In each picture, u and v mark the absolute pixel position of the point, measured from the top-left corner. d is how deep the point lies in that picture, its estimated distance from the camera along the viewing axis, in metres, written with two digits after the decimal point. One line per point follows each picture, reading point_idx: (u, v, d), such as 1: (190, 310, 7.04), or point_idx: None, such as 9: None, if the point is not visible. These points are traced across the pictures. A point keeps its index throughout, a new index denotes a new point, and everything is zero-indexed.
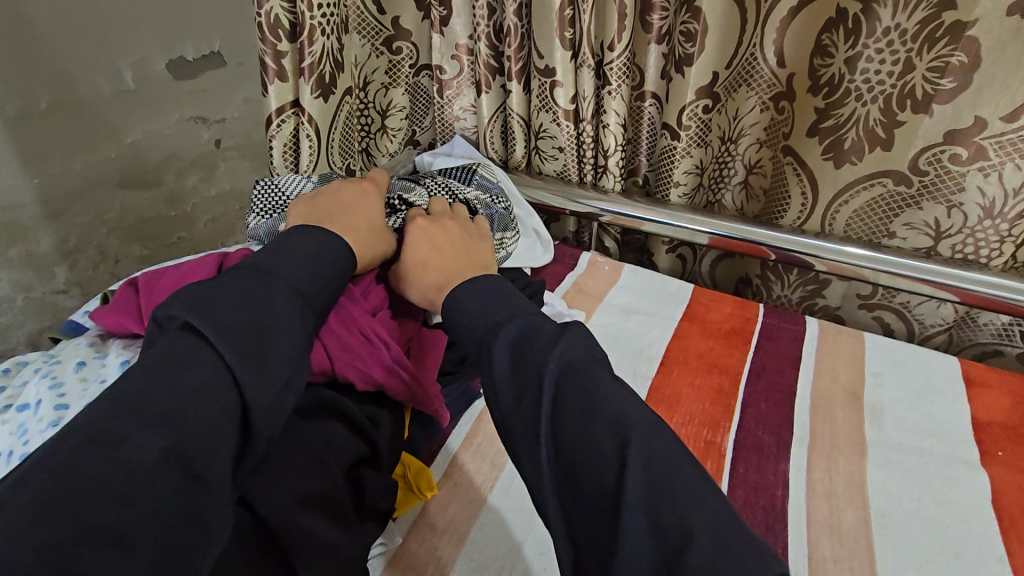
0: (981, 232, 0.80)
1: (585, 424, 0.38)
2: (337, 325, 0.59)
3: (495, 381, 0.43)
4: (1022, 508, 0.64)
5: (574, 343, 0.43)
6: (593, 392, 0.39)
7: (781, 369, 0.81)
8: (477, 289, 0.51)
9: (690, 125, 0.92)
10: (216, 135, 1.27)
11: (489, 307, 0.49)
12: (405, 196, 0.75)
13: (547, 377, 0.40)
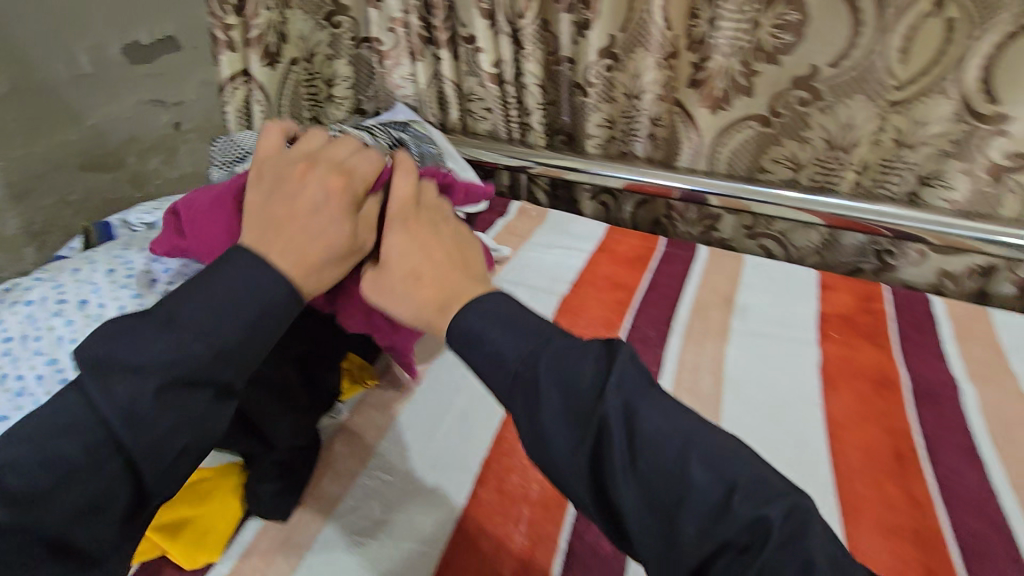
0: (829, 161, 0.97)
1: (661, 462, 0.37)
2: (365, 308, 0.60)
3: (549, 436, 0.40)
4: (838, 368, 0.78)
5: (625, 375, 0.41)
6: (657, 437, 0.38)
7: (672, 285, 0.95)
8: (487, 317, 0.45)
9: (596, 82, 1.07)
10: (176, 117, 1.19)
11: (507, 346, 0.44)
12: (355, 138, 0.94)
13: (610, 416, 0.39)
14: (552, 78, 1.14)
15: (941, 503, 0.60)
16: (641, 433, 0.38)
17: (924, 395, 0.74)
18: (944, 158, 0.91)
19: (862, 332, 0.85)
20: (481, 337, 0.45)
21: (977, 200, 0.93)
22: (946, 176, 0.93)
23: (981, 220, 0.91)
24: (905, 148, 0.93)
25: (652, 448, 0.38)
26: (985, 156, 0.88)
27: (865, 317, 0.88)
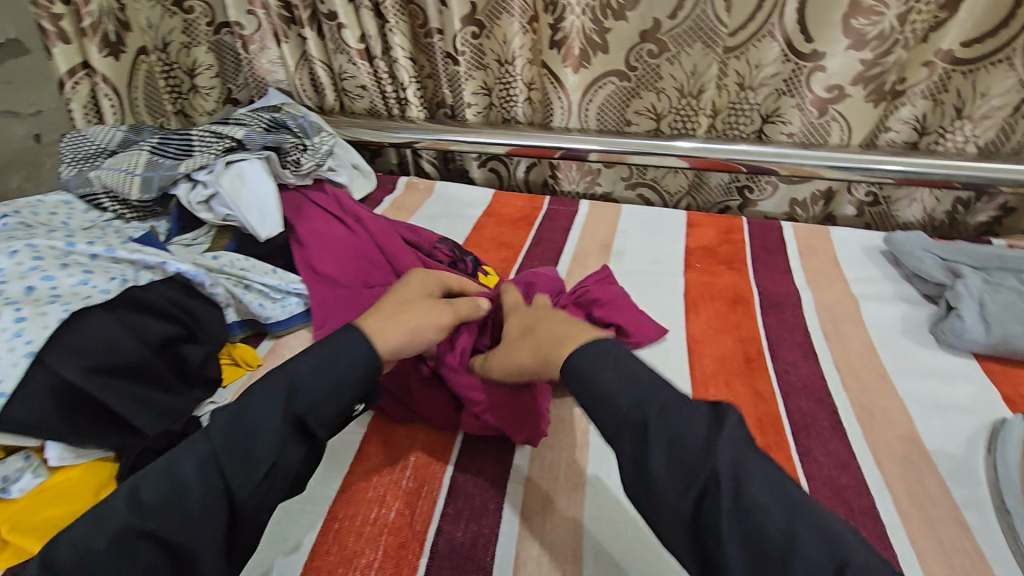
0: (684, 108, 1.06)
1: (764, 522, 0.40)
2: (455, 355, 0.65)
3: (654, 478, 0.44)
4: (701, 294, 0.87)
5: (734, 438, 0.44)
6: (764, 503, 0.41)
7: (554, 239, 1.00)
8: (609, 367, 0.50)
9: (465, 50, 1.08)
10: (35, 128, 1.02)
11: (628, 391, 0.48)
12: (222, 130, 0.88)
13: (720, 477, 0.42)
14: (425, 49, 1.14)
15: (780, 392, 0.69)
16: (747, 496, 0.41)
17: (770, 305, 0.84)
18: (779, 96, 1.02)
19: (721, 260, 0.94)
20: (593, 377, 0.50)
21: (810, 130, 1.04)
22: (783, 113, 1.03)
23: (814, 148, 1.02)
24: (747, 89, 1.03)
25: (759, 509, 0.41)
26: (810, 90, 0.99)
27: (724, 246, 0.98)
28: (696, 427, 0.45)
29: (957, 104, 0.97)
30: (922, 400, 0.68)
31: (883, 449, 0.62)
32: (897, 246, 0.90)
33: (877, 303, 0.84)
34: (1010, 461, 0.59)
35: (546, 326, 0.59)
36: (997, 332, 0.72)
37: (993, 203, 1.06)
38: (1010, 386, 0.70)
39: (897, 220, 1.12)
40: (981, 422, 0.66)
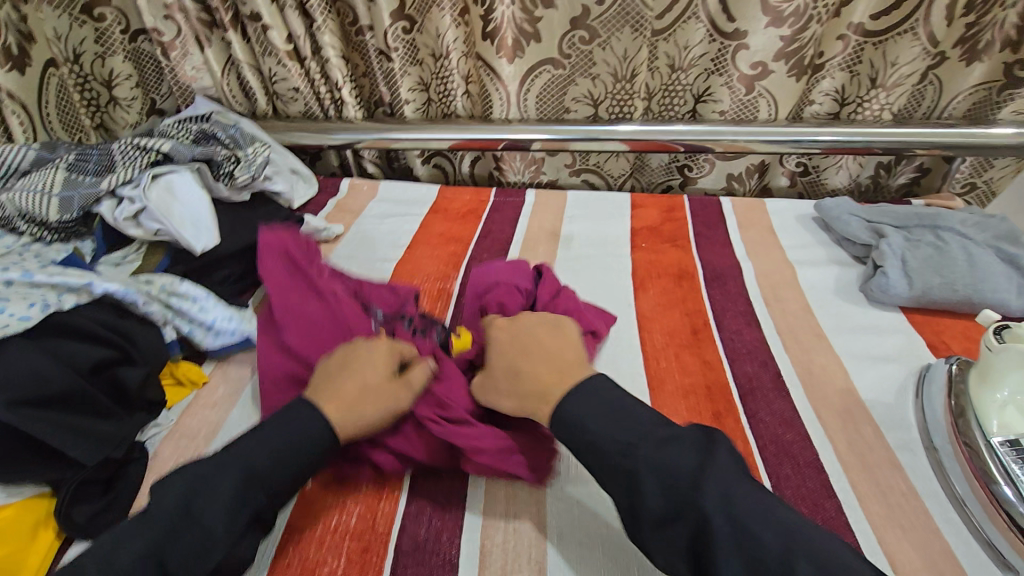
0: (619, 93, 1.08)
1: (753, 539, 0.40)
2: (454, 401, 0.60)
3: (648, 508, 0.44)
4: (648, 272, 0.89)
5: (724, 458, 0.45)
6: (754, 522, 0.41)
7: (503, 230, 1.01)
8: (585, 396, 0.51)
9: (397, 46, 1.07)
10: None
11: (617, 429, 0.48)
12: (147, 142, 0.83)
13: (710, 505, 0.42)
14: (358, 48, 1.11)
15: (726, 359, 0.72)
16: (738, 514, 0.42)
17: (714, 278, 0.87)
18: (709, 76, 1.05)
19: (665, 238, 0.97)
20: (583, 422, 0.50)
21: (740, 107, 1.08)
22: (713, 92, 1.07)
23: (745, 124, 1.06)
24: (679, 71, 1.06)
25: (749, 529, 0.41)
26: (736, 69, 1.02)
27: (667, 225, 1.00)
28: (684, 461, 0.45)
29: (871, 74, 1.02)
30: (856, 354, 0.73)
31: (824, 403, 0.65)
32: (827, 212, 0.95)
33: (812, 268, 0.89)
34: (934, 402, 0.63)
35: (534, 361, 0.55)
36: (919, 285, 0.77)
37: (911, 166, 1.13)
38: (933, 334, 0.75)
39: (827, 187, 1.18)
40: (909, 369, 0.70)
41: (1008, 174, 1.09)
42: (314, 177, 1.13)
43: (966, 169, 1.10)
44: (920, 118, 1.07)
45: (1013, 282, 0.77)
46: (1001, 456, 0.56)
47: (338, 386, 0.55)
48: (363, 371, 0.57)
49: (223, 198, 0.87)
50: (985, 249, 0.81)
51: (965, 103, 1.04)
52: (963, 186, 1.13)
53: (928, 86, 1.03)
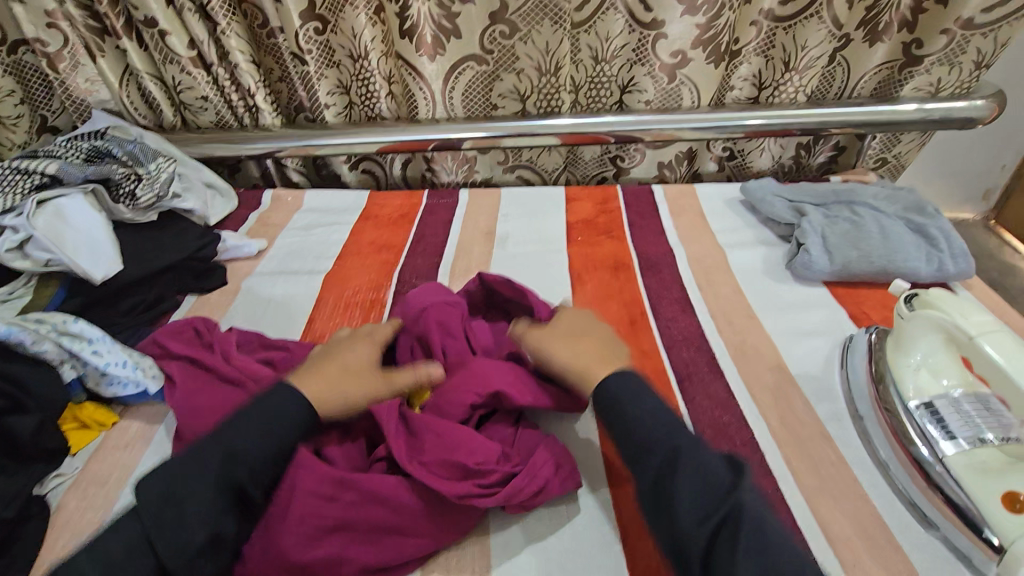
0: (544, 87, 1.07)
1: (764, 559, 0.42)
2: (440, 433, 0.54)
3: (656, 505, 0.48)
4: (584, 266, 0.89)
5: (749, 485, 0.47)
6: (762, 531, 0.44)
7: (436, 233, 0.98)
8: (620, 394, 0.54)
9: (311, 48, 1.02)
10: None
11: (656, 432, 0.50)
12: (27, 163, 0.76)
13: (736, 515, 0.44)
14: (271, 51, 1.05)
15: (663, 347, 0.72)
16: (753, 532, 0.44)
17: (649, 267, 0.88)
18: (632, 66, 1.05)
19: (600, 230, 0.97)
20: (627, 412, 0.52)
21: (664, 96, 1.09)
22: (637, 82, 1.07)
23: (670, 113, 1.08)
24: (603, 62, 1.05)
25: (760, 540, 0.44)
26: (657, 58, 1.03)
27: (602, 217, 1.00)
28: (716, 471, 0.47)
29: (785, 58, 1.05)
30: (785, 331, 0.74)
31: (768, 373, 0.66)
32: (752, 194, 0.98)
33: (741, 250, 0.91)
34: (857, 370, 0.65)
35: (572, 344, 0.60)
36: (839, 259, 0.80)
37: (828, 145, 1.18)
38: (855, 305, 0.78)
39: (753, 170, 1.21)
40: (834, 341, 0.72)
41: (914, 148, 1.16)
42: (233, 190, 1.07)
43: (878, 145, 1.16)
44: (833, 98, 1.12)
45: (923, 251, 0.81)
46: (918, 418, 0.57)
47: (322, 365, 0.58)
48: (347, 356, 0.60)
49: (127, 219, 0.82)
50: (897, 221, 0.85)
51: (871, 82, 1.09)
52: (875, 161, 1.19)
53: (838, 68, 1.07)
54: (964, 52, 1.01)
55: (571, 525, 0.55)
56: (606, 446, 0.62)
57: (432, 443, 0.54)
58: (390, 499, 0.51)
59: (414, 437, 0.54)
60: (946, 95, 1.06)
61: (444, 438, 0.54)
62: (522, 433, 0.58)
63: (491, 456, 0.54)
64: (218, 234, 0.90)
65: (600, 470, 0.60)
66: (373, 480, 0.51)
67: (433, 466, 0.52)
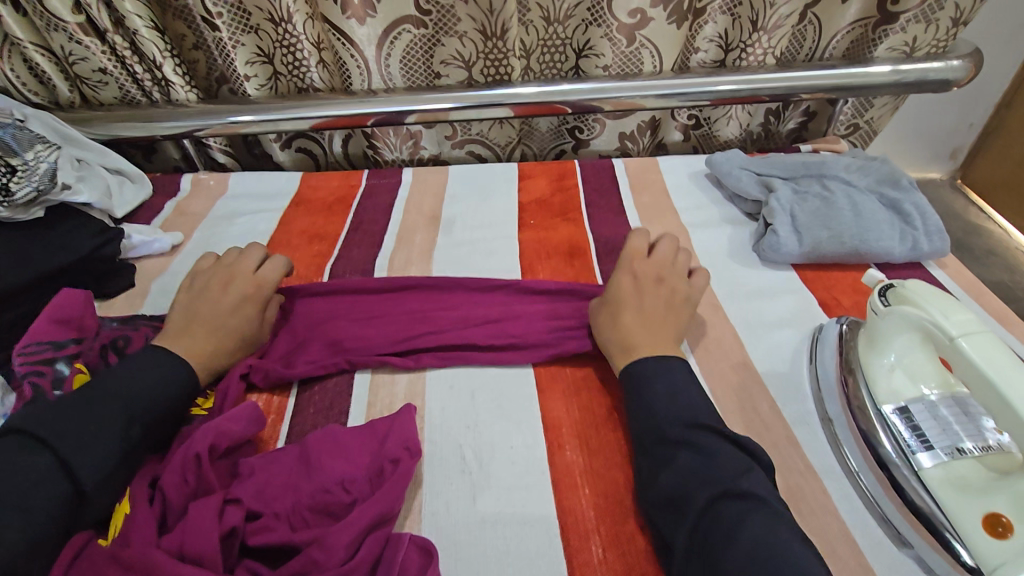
0: (491, 52, 0.96)
1: None
2: (308, 508, 0.50)
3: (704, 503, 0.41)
4: (537, 253, 0.81)
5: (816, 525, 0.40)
6: None
7: (375, 219, 0.89)
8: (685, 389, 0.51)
9: (220, 10, 0.89)
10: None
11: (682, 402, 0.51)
12: None
13: None
14: (181, 14, 0.92)
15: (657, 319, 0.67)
16: None
17: (607, 252, 0.81)
18: (587, 26, 0.95)
19: (555, 212, 0.89)
20: None
21: (624, 61, 1.00)
22: (594, 45, 0.97)
23: (631, 78, 0.98)
24: (555, 23, 0.95)
25: None
26: (615, 18, 0.93)
27: (557, 196, 0.92)
28: None
29: (752, 16, 0.96)
30: (751, 322, 0.69)
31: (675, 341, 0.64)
32: (717, 167, 0.90)
33: (704, 229, 0.84)
34: (827, 367, 0.60)
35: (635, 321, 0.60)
36: (809, 241, 0.74)
37: (798, 111, 1.11)
38: (824, 290, 0.73)
39: (719, 139, 1.14)
40: (802, 333, 0.67)
41: (887, 113, 1.09)
42: (146, 175, 0.95)
43: (849, 110, 1.10)
44: (803, 60, 1.04)
45: (897, 228, 0.75)
46: (891, 423, 0.52)
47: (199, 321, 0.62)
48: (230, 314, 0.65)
49: (5, 218, 0.70)
50: (869, 195, 0.79)
51: (843, 42, 1.02)
52: (846, 127, 1.12)
53: (808, 27, 0.99)
54: (941, 8, 0.94)
55: (518, 551, 0.50)
56: (554, 461, 0.56)
57: (309, 517, 0.50)
58: None
59: (286, 516, 0.50)
60: (920, 56, 1.00)
61: (319, 517, 0.50)
62: (390, 479, 0.51)
63: (365, 532, 0.48)
64: (122, 229, 0.79)
65: (548, 487, 0.54)
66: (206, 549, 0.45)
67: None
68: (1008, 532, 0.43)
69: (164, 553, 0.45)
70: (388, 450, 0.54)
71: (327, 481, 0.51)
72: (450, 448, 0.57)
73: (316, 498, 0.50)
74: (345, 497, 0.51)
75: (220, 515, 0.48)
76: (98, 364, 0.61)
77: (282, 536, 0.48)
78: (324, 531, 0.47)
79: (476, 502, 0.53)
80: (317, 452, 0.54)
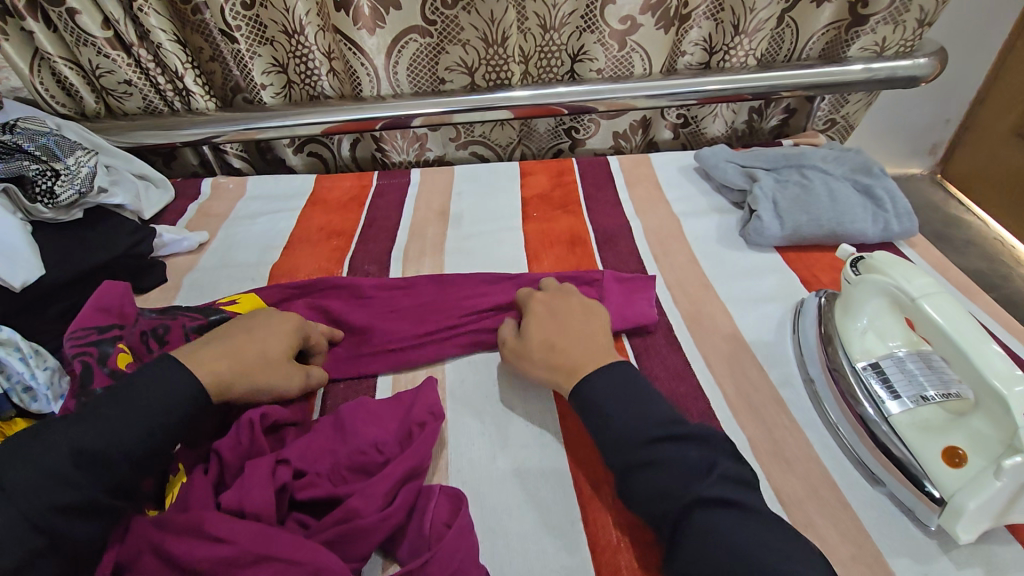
0: (492, 58, 1.03)
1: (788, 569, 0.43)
2: (348, 467, 0.56)
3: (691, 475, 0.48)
4: (541, 242, 0.88)
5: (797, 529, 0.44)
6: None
7: (388, 216, 0.95)
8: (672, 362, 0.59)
9: (239, 24, 0.95)
10: None
11: None
12: None
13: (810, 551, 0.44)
14: (200, 28, 0.98)
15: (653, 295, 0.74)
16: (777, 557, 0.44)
17: (605, 240, 0.87)
18: (581, 33, 1.02)
19: (556, 205, 0.95)
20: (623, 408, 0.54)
21: (616, 64, 1.07)
22: (588, 50, 1.04)
23: (623, 80, 1.05)
24: (551, 31, 1.01)
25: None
26: (607, 25, 1.00)
27: (557, 191, 0.99)
28: None
29: (734, 21, 1.03)
30: (739, 298, 0.75)
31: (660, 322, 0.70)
32: (705, 161, 0.97)
33: (695, 218, 0.91)
34: (808, 334, 0.66)
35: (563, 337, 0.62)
36: (790, 225, 0.81)
37: (780, 108, 1.18)
38: (805, 269, 0.80)
39: (707, 136, 1.21)
40: (785, 307, 0.74)
41: (862, 109, 1.17)
42: (168, 180, 1.01)
43: (827, 106, 1.17)
44: (783, 61, 1.12)
45: (870, 212, 0.83)
46: (865, 379, 0.59)
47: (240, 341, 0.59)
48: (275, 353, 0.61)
49: (48, 218, 0.76)
50: (844, 182, 0.86)
51: (819, 43, 1.10)
52: (824, 123, 1.20)
53: (787, 30, 1.07)
54: (906, 10, 1.02)
55: (536, 498, 0.56)
56: (565, 423, 0.62)
57: (348, 475, 0.56)
58: (277, 535, 0.47)
59: (328, 474, 0.55)
60: (890, 55, 1.08)
61: (357, 474, 0.56)
62: (419, 439, 0.57)
63: (400, 484, 0.54)
64: (154, 229, 0.85)
65: (561, 446, 0.60)
66: (263, 500, 0.50)
67: (342, 545, 0.50)
68: (964, 461, 0.49)
69: (225, 505, 0.50)
70: (415, 415, 0.60)
71: (362, 442, 0.57)
72: (471, 414, 0.63)
73: (353, 458, 0.56)
74: (380, 456, 0.56)
75: (271, 472, 0.53)
76: (139, 348, 0.65)
77: (327, 490, 0.54)
78: (365, 484, 0.53)
79: (497, 459, 0.59)
80: (351, 419, 0.60)
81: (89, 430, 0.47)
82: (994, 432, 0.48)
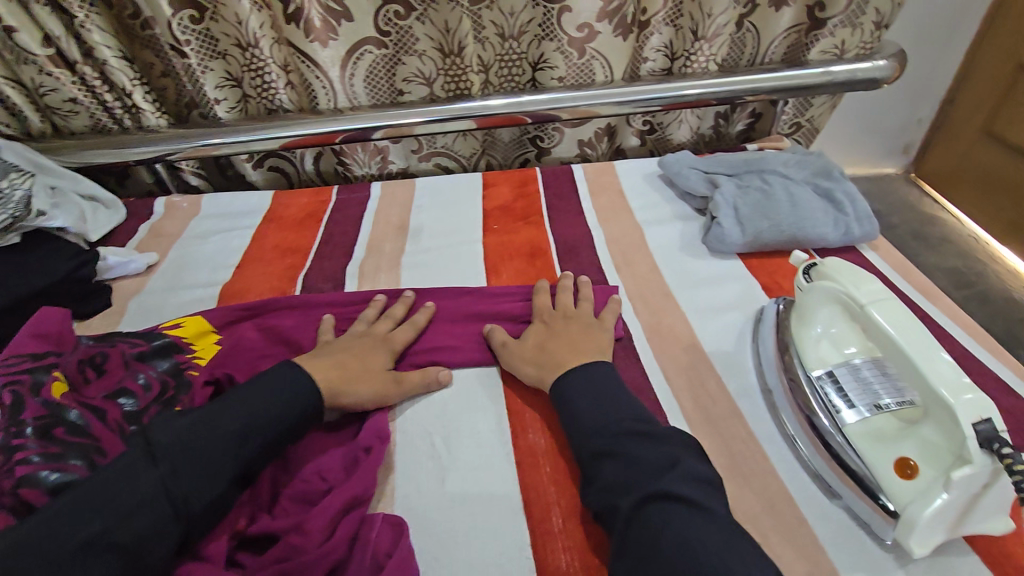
0: (450, 68, 1.02)
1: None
2: (291, 498, 0.54)
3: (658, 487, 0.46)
4: (500, 255, 0.86)
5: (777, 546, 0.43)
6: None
7: (346, 231, 0.92)
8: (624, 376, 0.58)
9: (188, 38, 0.93)
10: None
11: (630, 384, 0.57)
12: None
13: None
14: (148, 44, 0.96)
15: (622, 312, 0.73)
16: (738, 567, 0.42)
17: (566, 251, 0.85)
18: (540, 41, 1.01)
19: (518, 216, 0.94)
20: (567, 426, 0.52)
21: (577, 72, 1.06)
22: (548, 59, 1.03)
23: (585, 88, 1.04)
24: (510, 39, 1.01)
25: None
26: (565, 33, 0.99)
27: (519, 201, 0.97)
28: None
29: (692, 26, 1.03)
30: (699, 307, 0.74)
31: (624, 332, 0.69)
32: (668, 168, 0.96)
33: (658, 226, 0.90)
34: (767, 344, 0.65)
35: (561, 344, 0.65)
36: (750, 231, 0.80)
37: (745, 112, 1.18)
38: (767, 275, 0.78)
39: (673, 142, 1.20)
40: (746, 315, 0.72)
41: (826, 111, 1.17)
42: (119, 200, 0.98)
43: (791, 110, 1.17)
44: (745, 65, 1.12)
45: (830, 215, 0.82)
46: (821, 388, 0.57)
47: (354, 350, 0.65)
48: (361, 361, 0.64)
49: None
50: (805, 186, 0.85)
51: (780, 47, 1.09)
52: (790, 126, 1.20)
53: (747, 34, 1.07)
54: (863, 12, 1.02)
55: (484, 523, 0.54)
56: (517, 443, 0.60)
57: (292, 508, 0.54)
58: None
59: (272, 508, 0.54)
60: (850, 57, 1.08)
61: (301, 506, 0.54)
62: (364, 466, 0.55)
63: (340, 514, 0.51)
64: (97, 252, 0.82)
65: (512, 468, 0.58)
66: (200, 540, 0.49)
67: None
68: (916, 472, 0.48)
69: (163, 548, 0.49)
70: (360, 441, 0.58)
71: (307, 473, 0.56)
72: (420, 437, 0.61)
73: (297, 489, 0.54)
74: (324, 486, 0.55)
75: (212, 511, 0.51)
76: (76, 376, 0.62)
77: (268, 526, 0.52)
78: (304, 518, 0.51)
79: (445, 484, 0.57)
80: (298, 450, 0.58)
81: (179, 450, 0.49)
82: (944, 441, 0.47)
